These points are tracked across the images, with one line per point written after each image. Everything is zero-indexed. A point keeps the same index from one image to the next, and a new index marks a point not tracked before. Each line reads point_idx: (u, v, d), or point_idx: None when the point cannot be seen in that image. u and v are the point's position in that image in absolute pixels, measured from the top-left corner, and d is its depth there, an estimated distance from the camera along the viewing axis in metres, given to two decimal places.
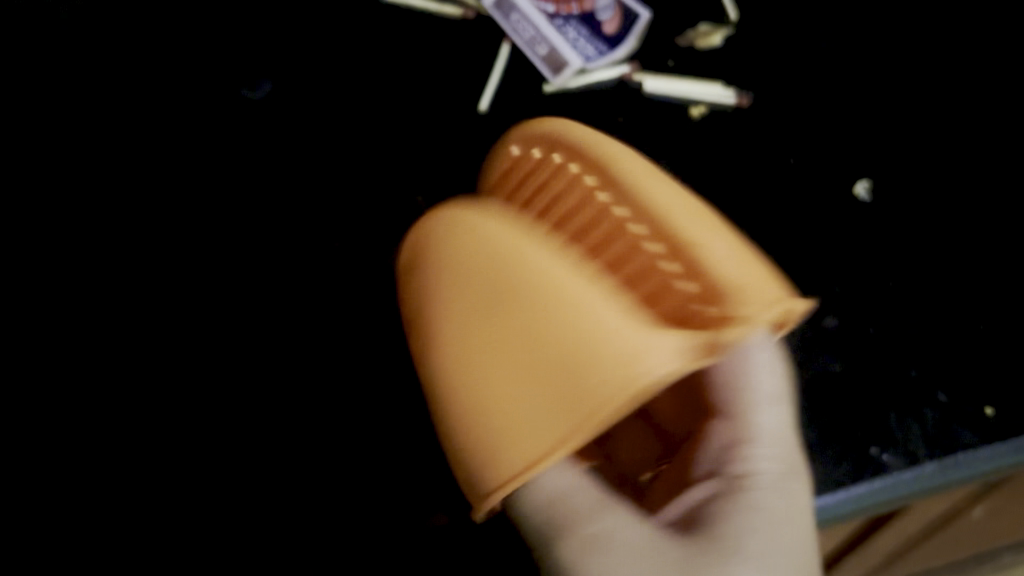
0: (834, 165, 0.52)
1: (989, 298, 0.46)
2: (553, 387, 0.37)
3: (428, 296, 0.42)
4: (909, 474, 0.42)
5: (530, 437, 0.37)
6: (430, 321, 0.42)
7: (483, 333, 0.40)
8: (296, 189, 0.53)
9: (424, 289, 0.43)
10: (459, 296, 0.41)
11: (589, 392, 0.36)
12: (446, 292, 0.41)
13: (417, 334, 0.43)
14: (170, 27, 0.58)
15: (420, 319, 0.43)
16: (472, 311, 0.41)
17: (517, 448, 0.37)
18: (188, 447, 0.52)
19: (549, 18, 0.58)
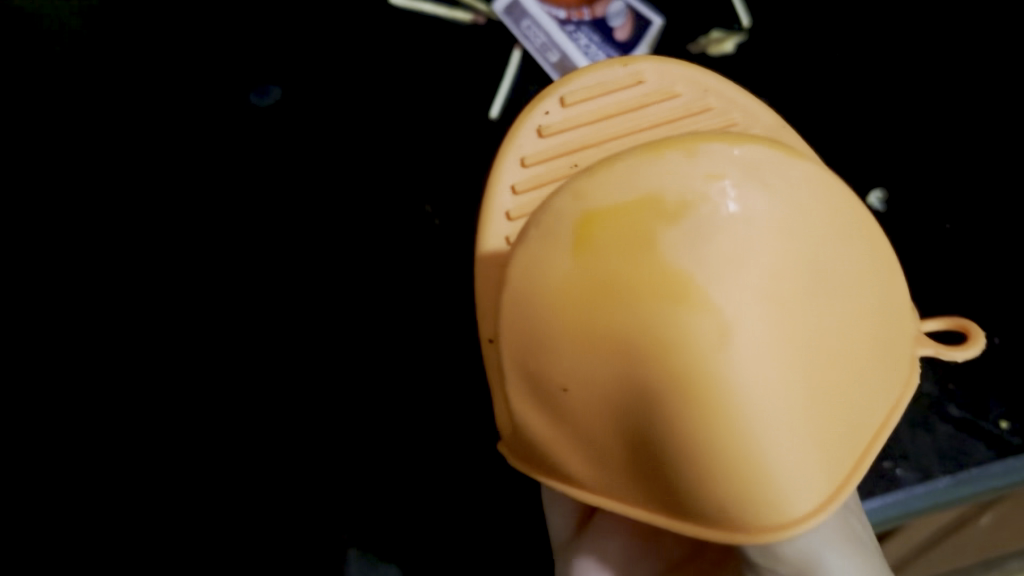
0: (847, 175, 0.51)
1: (1004, 310, 0.46)
2: (786, 428, 0.27)
3: (605, 266, 0.27)
4: (921, 488, 0.42)
5: (748, 498, 0.28)
6: (594, 305, 0.28)
7: (715, 359, 0.26)
8: (304, 197, 0.53)
9: (600, 269, 0.28)
10: (675, 292, 0.27)
11: (814, 444, 0.28)
12: (597, 257, 0.28)
13: (566, 309, 0.29)
14: (180, 35, 0.58)
15: (571, 289, 0.28)
16: (702, 324, 0.26)
17: (717, 496, 0.28)
18: None
19: (561, 25, 0.58)
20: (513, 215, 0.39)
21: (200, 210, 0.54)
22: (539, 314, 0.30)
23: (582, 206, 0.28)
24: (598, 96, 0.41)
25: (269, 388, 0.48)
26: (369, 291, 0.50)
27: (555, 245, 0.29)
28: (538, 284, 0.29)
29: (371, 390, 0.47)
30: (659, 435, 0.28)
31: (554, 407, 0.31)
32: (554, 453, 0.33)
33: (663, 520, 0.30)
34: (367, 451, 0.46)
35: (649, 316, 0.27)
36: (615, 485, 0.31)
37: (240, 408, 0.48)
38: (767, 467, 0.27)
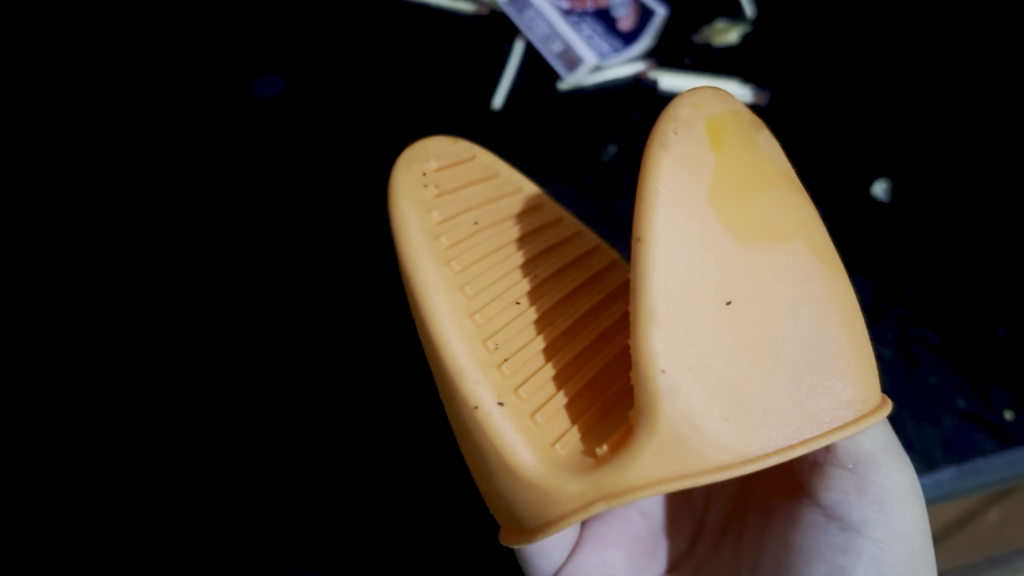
0: (851, 166, 0.51)
1: (1010, 300, 0.45)
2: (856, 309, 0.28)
3: (740, 163, 0.26)
4: (927, 479, 0.40)
5: (862, 372, 0.27)
6: (745, 201, 0.26)
7: (819, 244, 0.27)
8: (302, 186, 0.52)
9: (739, 166, 0.26)
10: (784, 186, 0.27)
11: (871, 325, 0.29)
12: (727, 144, 0.26)
13: (724, 208, 0.25)
14: (189, 27, 0.59)
15: (725, 190, 0.25)
16: (800, 213, 0.27)
17: (838, 389, 0.26)
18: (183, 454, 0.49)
19: (564, 16, 0.58)
20: (479, 316, 0.31)
21: (190, 198, 0.52)
22: (695, 224, 0.24)
23: (705, 112, 0.26)
24: (451, 173, 0.37)
25: (260, 375, 0.46)
26: (369, 278, 0.49)
27: (695, 144, 0.25)
28: (691, 185, 0.25)
29: (375, 374, 0.47)
30: (789, 327, 0.26)
31: (703, 335, 0.24)
32: (681, 439, 0.24)
33: (793, 450, 0.25)
34: (348, 446, 0.45)
35: (774, 206, 0.26)
36: (744, 438, 0.25)
37: (230, 396, 0.46)
38: (861, 342, 0.27)
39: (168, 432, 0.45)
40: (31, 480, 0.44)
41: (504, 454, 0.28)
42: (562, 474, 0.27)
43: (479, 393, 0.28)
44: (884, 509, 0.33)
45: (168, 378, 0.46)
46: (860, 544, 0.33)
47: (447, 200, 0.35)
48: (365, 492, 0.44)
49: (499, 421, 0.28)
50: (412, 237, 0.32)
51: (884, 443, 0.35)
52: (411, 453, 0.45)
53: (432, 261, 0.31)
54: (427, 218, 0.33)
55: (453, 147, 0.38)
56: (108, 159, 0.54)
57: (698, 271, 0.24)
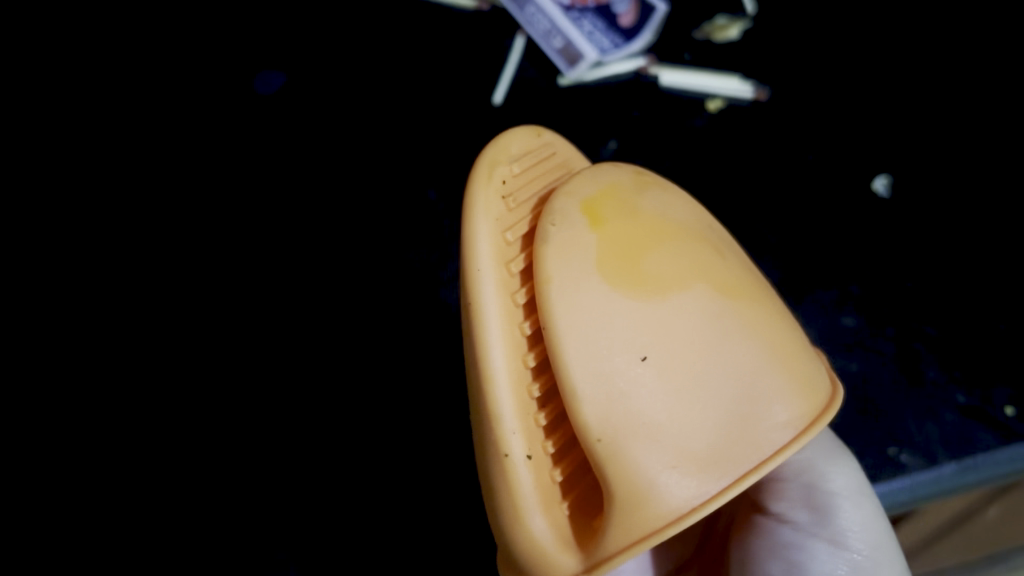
0: (851, 161, 0.51)
1: (1009, 295, 0.45)
2: (780, 330, 0.29)
3: (625, 227, 0.27)
4: (928, 475, 0.40)
5: (793, 387, 0.27)
6: (638, 261, 0.27)
7: (727, 280, 0.28)
8: (303, 181, 0.52)
9: (624, 230, 0.27)
10: (679, 234, 0.28)
11: (796, 337, 0.29)
12: (608, 213, 0.28)
13: (620, 273, 0.26)
14: (192, 23, 0.59)
15: (613, 257, 0.26)
16: (704, 255, 0.28)
17: (772, 413, 0.26)
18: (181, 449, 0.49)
19: (565, 12, 0.58)
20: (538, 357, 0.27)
21: (192, 195, 0.52)
22: (592, 298, 0.25)
23: (578, 198, 0.28)
24: (529, 175, 0.32)
25: (260, 370, 0.46)
26: (370, 271, 0.49)
27: (573, 225, 0.27)
28: (578, 263, 0.26)
29: (377, 367, 0.46)
30: (714, 371, 0.26)
31: (631, 396, 0.25)
32: (637, 496, 0.24)
33: (747, 479, 0.25)
34: (348, 442, 0.44)
35: (675, 255, 0.27)
36: (694, 481, 0.25)
37: (231, 391, 0.46)
38: (787, 359, 0.28)
39: (169, 426, 0.45)
40: (33, 474, 0.44)
41: (517, 513, 0.26)
42: (563, 539, 0.26)
43: (513, 443, 0.26)
44: (830, 512, 0.34)
45: (170, 372, 0.47)
46: (811, 543, 0.34)
47: (524, 213, 0.31)
48: (365, 487, 0.43)
49: (525, 478, 0.26)
50: (481, 254, 0.28)
51: (833, 448, 0.35)
52: (412, 447, 0.44)
53: (497, 287, 0.27)
54: (500, 233, 0.29)
55: (536, 140, 0.34)
56: (110, 155, 0.54)
57: (610, 337, 0.25)
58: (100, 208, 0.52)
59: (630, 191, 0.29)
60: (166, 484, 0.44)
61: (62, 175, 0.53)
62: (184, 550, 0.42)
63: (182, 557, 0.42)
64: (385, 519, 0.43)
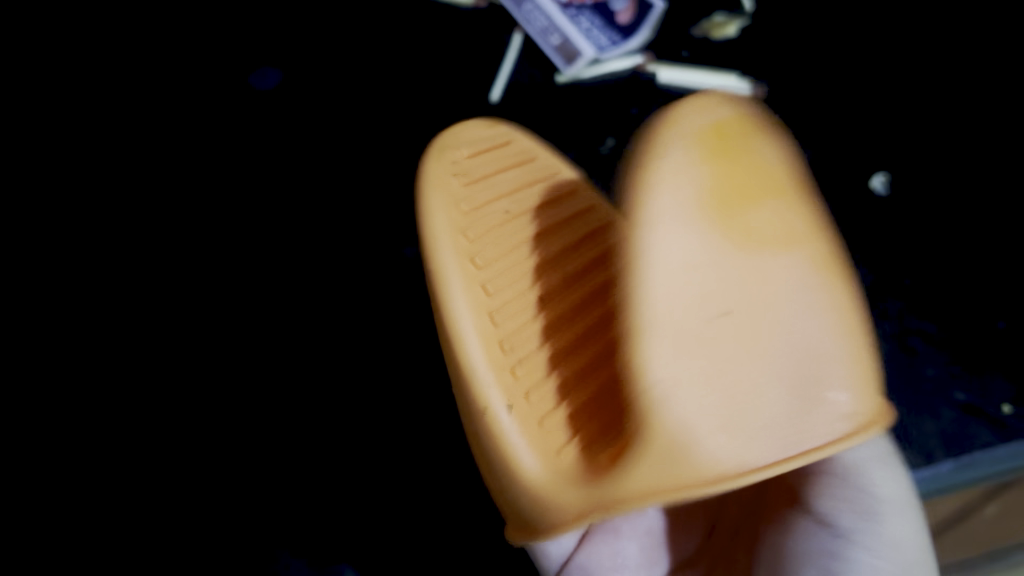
0: (850, 159, 0.51)
1: (1011, 293, 0.45)
2: (866, 328, 0.27)
3: (743, 175, 0.25)
4: (925, 471, 0.40)
5: (860, 388, 0.26)
6: (737, 215, 0.25)
7: (824, 255, 0.26)
8: (299, 178, 0.52)
9: (738, 176, 0.25)
10: (787, 192, 0.26)
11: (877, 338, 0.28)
12: (717, 154, 0.25)
13: (708, 224, 0.24)
14: (188, 19, 0.59)
15: (715, 206, 0.24)
16: (805, 220, 0.26)
17: (829, 403, 0.26)
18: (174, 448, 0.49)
19: (562, 9, 0.59)
20: (498, 317, 0.30)
21: (187, 192, 0.52)
22: (685, 240, 0.24)
23: (704, 125, 0.25)
24: (482, 156, 0.35)
25: (255, 367, 0.46)
26: (367, 268, 0.49)
27: (686, 159, 0.24)
28: (674, 202, 0.24)
29: (375, 365, 0.46)
30: (782, 342, 0.26)
31: (691, 354, 0.24)
32: (673, 454, 0.25)
33: (787, 464, 0.25)
34: (343, 441, 0.44)
35: (769, 214, 0.25)
36: (735, 450, 0.25)
37: (227, 386, 0.45)
38: (863, 359, 0.26)
39: (164, 424, 0.45)
40: (29, 469, 0.44)
41: (507, 459, 0.28)
42: (563, 487, 0.27)
43: (490, 394, 0.28)
44: (876, 523, 0.33)
45: (165, 370, 0.46)
46: (851, 551, 0.33)
47: (478, 189, 0.33)
48: (362, 486, 0.43)
49: (507, 425, 0.28)
50: (439, 226, 0.30)
51: (882, 456, 0.33)
52: (409, 444, 0.44)
53: (456, 255, 0.30)
54: (456, 211, 0.31)
55: (489, 130, 0.36)
56: (105, 152, 0.54)
57: (691, 291, 0.24)
58: (94, 205, 0.52)
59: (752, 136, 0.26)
60: (164, 481, 0.43)
61: (56, 172, 0.53)
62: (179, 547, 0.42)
63: (185, 554, 0.43)
64: None
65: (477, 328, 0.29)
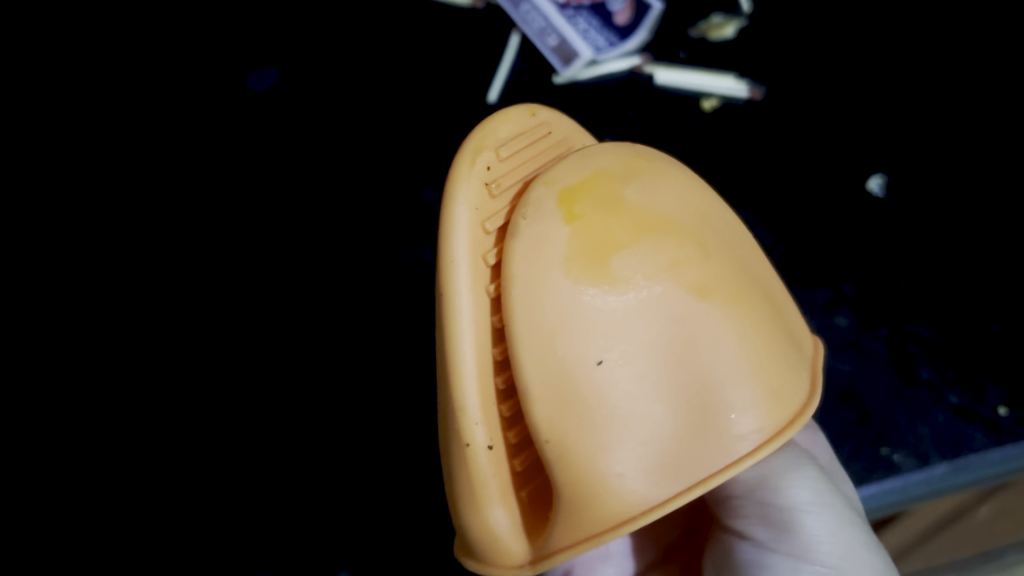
0: (847, 160, 0.51)
1: (1008, 297, 0.45)
2: (760, 344, 0.27)
3: (605, 218, 0.26)
4: (920, 475, 0.40)
5: (753, 402, 0.26)
6: (604, 259, 0.25)
7: (697, 277, 0.26)
8: (296, 180, 0.52)
9: (599, 223, 0.26)
10: (659, 225, 0.26)
11: (774, 345, 0.27)
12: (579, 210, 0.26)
13: (579, 272, 0.25)
14: (185, 20, 0.59)
15: (578, 253, 0.25)
16: (687, 250, 0.26)
17: (733, 424, 0.26)
18: None
19: (560, 10, 0.59)
20: (507, 350, 0.27)
21: (183, 194, 0.52)
22: (552, 299, 0.25)
23: (557, 185, 0.27)
24: (517, 153, 0.31)
25: (250, 369, 0.46)
26: (363, 270, 0.49)
27: (546, 222, 0.26)
28: (538, 258, 0.25)
29: (371, 363, 0.46)
30: (684, 377, 0.26)
31: (585, 402, 0.25)
32: (581, 497, 0.25)
33: (691, 493, 0.25)
34: (340, 444, 0.44)
35: (642, 247, 0.26)
36: (653, 486, 0.25)
37: (224, 389, 0.45)
38: (752, 375, 0.26)
39: (160, 427, 0.45)
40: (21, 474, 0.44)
41: (476, 503, 0.27)
42: (516, 531, 0.27)
43: (475, 433, 0.27)
44: (792, 530, 0.32)
45: (160, 372, 0.46)
46: (770, 560, 0.33)
47: (508, 199, 0.29)
48: (351, 484, 0.43)
49: (485, 467, 0.27)
50: (458, 249, 0.27)
51: (792, 463, 0.33)
52: (399, 444, 0.44)
53: (470, 279, 0.27)
54: (479, 229, 0.28)
55: (529, 120, 0.32)
56: (102, 154, 0.53)
57: (566, 339, 0.25)
58: (91, 207, 0.52)
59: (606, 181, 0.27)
60: (158, 484, 0.43)
61: (54, 174, 0.53)
62: (177, 548, 0.42)
63: (168, 555, 0.42)
64: (373, 522, 0.43)
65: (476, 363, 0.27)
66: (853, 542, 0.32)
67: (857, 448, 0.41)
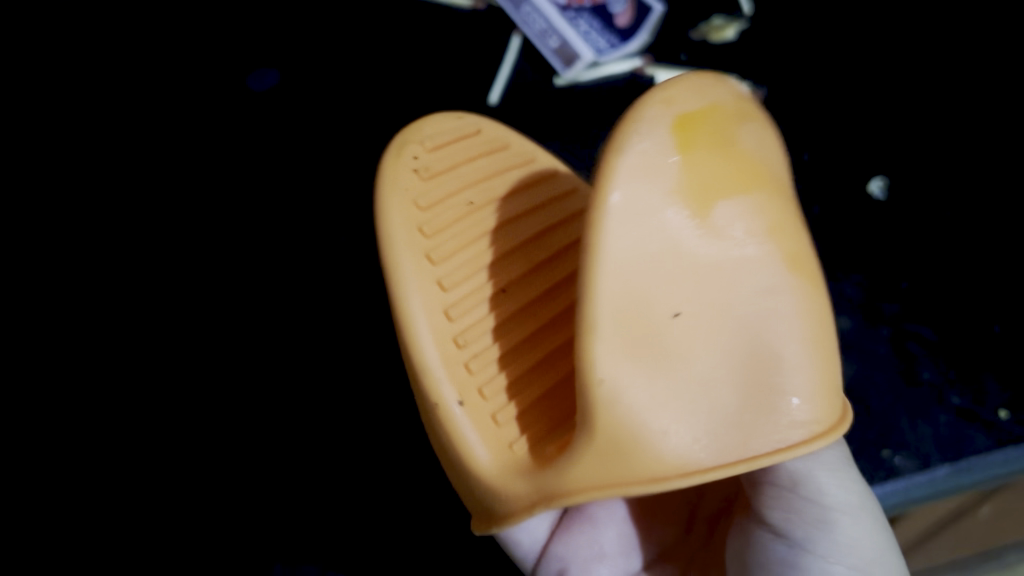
0: (847, 162, 0.51)
1: (1009, 299, 0.45)
2: (825, 333, 0.26)
3: (712, 161, 0.24)
4: (922, 476, 0.40)
5: (809, 391, 0.26)
6: (699, 203, 0.24)
7: (787, 247, 0.26)
8: (297, 180, 0.52)
9: (705, 165, 0.24)
10: (757, 181, 0.25)
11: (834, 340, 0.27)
12: (689, 145, 0.23)
13: (677, 206, 0.23)
14: (186, 20, 0.59)
15: (680, 191, 0.23)
16: (772, 215, 0.25)
17: (786, 403, 0.25)
18: None
19: (561, 12, 0.59)
20: (454, 313, 0.29)
21: (183, 194, 0.52)
22: (644, 230, 0.23)
23: (677, 107, 0.23)
24: (449, 145, 0.33)
25: (250, 371, 0.46)
26: (365, 271, 0.49)
27: (661, 150, 0.23)
28: (645, 184, 0.22)
29: (371, 363, 0.46)
30: (749, 339, 0.25)
31: (649, 349, 0.24)
32: (622, 447, 0.24)
33: (737, 468, 0.25)
34: (340, 445, 0.44)
35: (737, 202, 0.24)
36: (698, 448, 0.25)
37: (224, 390, 0.45)
38: (815, 364, 0.26)
39: (161, 428, 0.45)
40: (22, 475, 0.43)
41: (461, 451, 0.28)
42: (508, 477, 0.28)
43: (440, 391, 0.28)
44: (828, 529, 0.32)
45: (160, 373, 0.46)
46: (807, 561, 0.33)
47: (442, 180, 0.32)
48: (352, 482, 0.43)
49: (459, 420, 0.28)
50: (393, 229, 0.29)
51: (830, 461, 0.33)
52: (398, 443, 0.44)
53: (411, 252, 0.29)
54: (415, 209, 0.30)
55: (456, 121, 0.34)
56: (102, 154, 0.53)
57: (646, 284, 0.23)
58: (91, 207, 0.51)
59: (723, 118, 0.24)
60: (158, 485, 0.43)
61: (54, 174, 0.53)
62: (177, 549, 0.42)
63: (178, 551, 0.43)
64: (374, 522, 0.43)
65: (431, 329, 0.29)
66: (883, 536, 0.33)
67: (858, 449, 0.41)
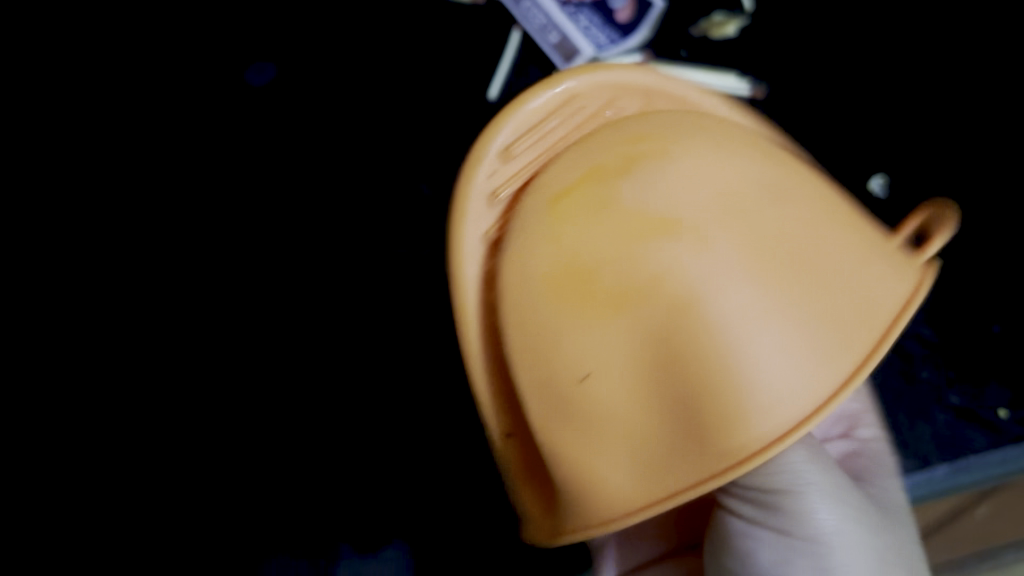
0: (850, 158, 0.52)
1: (1011, 297, 0.44)
2: (769, 337, 0.25)
3: (584, 229, 0.27)
4: (919, 476, 0.42)
5: (751, 402, 0.25)
6: (589, 271, 0.27)
7: (691, 272, 0.26)
8: (305, 179, 0.53)
9: (588, 236, 0.27)
10: (644, 229, 0.26)
11: (793, 326, 0.25)
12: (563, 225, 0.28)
13: (560, 283, 0.27)
14: (180, 12, 0.58)
15: (563, 268, 0.27)
16: (679, 248, 0.26)
17: (727, 425, 0.25)
18: (178, 442, 0.50)
19: (561, 6, 0.58)
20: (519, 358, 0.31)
21: (192, 195, 0.53)
22: (538, 313, 0.28)
23: (551, 193, 0.29)
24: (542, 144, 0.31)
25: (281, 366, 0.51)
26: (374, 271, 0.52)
27: (533, 238, 0.28)
28: (524, 281, 0.28)
29: (388, 359, 0.50)
30: (675, 380, 0.26)
31: (567, 406, 0.28)
32: (579, 484, 0.28)
33: (682, 496, 0.26)
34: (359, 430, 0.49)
35: (624, 257, 0.26)
36: (645, 482, 0.27)
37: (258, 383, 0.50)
38: (757, 373, 0.25)
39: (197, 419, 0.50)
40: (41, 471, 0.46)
41: (517, 483, 0.33)
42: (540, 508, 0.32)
43: (492, 422, 0.32)
44: (784, 507, 0.32)
45: (195, 370, 0.51)
46: (764, 534, 0.33)
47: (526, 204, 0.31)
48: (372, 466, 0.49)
49: (509, 452, 0.33)
50: (465, 273, 0.31)
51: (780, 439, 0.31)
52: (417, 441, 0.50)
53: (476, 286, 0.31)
54: (484, 238, 0.31)
55: (555, 96, 0.31)
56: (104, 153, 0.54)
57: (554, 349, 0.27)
58: (100, 210, 0.53)
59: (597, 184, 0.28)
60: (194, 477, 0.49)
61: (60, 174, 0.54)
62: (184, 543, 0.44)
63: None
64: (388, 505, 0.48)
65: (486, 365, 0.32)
66: (857, 518, 0.32)
67: None
